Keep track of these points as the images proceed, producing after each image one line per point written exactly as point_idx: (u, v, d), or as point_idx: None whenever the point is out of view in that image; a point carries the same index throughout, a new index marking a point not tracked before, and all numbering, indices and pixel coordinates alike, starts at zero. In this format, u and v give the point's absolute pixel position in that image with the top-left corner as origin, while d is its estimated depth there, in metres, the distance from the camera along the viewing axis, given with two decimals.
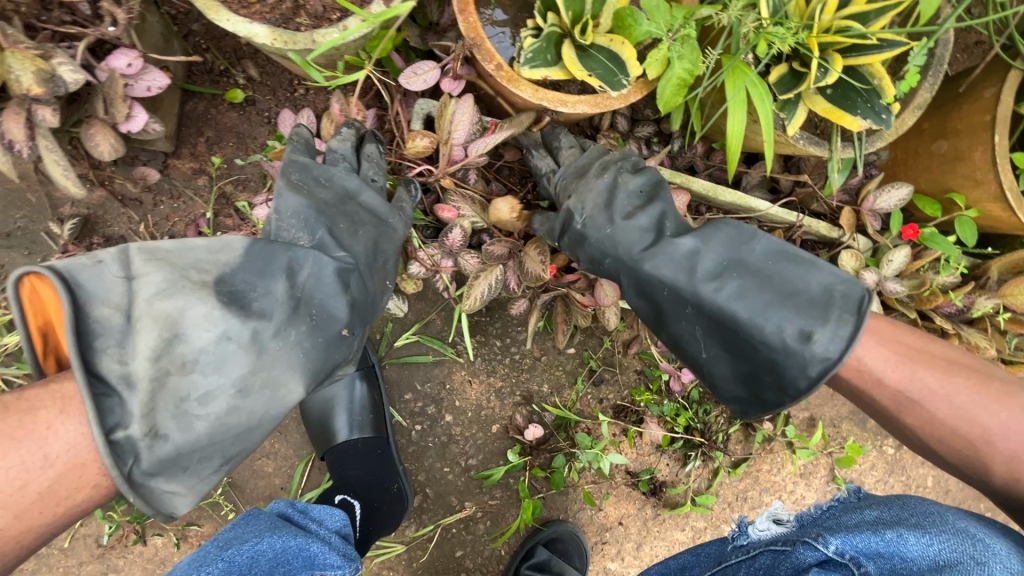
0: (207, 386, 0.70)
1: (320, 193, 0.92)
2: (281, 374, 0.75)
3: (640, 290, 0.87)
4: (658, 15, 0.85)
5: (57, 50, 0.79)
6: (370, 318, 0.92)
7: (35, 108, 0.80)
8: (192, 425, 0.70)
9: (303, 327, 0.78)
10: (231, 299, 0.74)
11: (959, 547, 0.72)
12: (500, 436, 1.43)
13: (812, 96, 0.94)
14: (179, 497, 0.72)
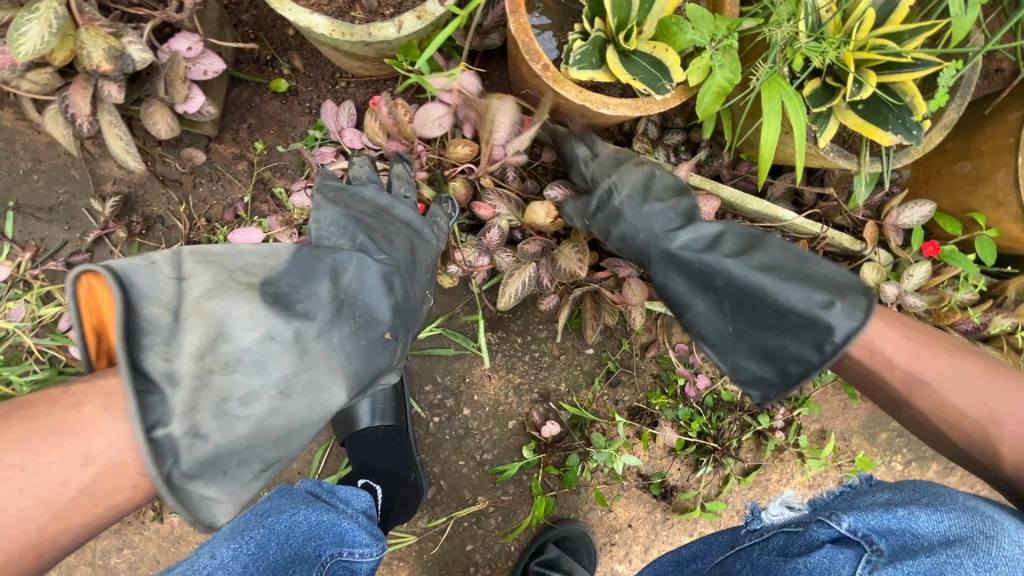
0: (250, 387, 0.70)
1: (356, 208, 0.94)
2: (327, 377, 0.75)
3: (673, 267, 0.94)
4: (702, 25, 0.88)
5: (128, 29, 0.82)
6: (412, 325, 0.92)
7: (102, 84, 0.83)
8: (233, 425, 0.69)
9: (347, 328, 0.78)
10: (275, 300, 0.74)
11: (968, 523, 0.74)
12: (517, 432, 1.44)
13: (844, 111, 0.98)
14: (218, 504, 0.70)
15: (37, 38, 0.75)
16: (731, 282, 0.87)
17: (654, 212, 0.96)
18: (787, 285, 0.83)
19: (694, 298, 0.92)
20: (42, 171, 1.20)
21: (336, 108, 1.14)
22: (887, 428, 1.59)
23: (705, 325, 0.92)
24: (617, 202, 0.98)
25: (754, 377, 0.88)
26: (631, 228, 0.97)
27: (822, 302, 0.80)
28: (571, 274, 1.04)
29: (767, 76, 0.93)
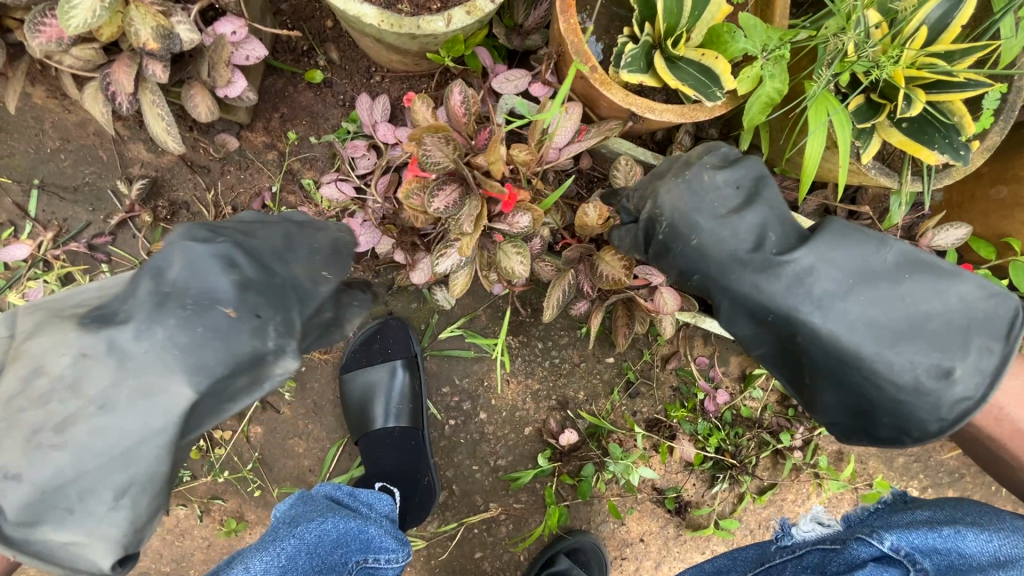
0: (67, 413, 0.64)
1: (222, 222, 0.80)
2: (155, 381, 0.65)
3: (747, 310, 0.80)
4: (755, 34, 0.86)
5: (177, 9, 0.82)
6: (298, 305, 0.75)
7: (146, 63, 0.83)
8: (53, 457, 0.63)
9: (183, 314, 0.66)
10: (93, 319, 0.68)
11: (1021, 543, 0.73)
12: (533, 439, 1.42)
13: (888, 128, 0.97)
14: (82, 548, 0.65)
15: (88, 12, 0.74)
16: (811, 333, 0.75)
17: (729, 237, 0.81)
18: (897, 343, 0.72)
19: (766, 338, 0.81)
20: (70, 151, 1.18)
21: (371, 101, 1.13)
22: (906, 452, 1.56)
23: (784, 367, 0.82)
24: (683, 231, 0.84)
25: (846, 427, 0.80)
26: (699, 258, 0.83)
27: (936, 365, 0.71)
28: (614, 280, 1.01)
29: (820, 91, 0.91)
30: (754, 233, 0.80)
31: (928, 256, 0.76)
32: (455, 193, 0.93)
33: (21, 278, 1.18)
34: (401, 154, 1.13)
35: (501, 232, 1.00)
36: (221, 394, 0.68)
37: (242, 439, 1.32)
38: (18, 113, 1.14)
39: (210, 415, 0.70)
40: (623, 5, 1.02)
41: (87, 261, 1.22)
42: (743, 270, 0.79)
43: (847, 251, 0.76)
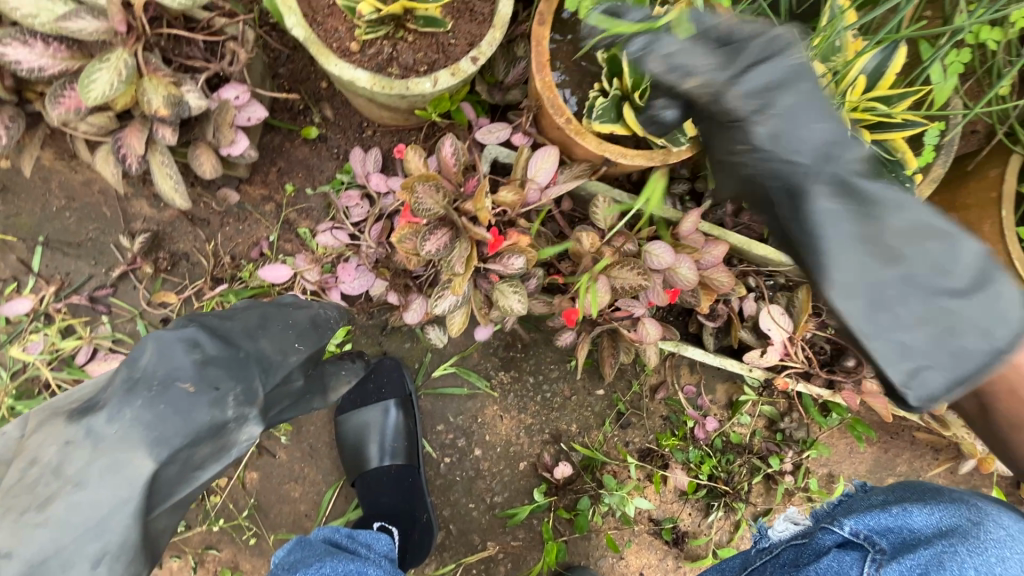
0: (51, 492, 0.75)
1: (207, 313, 0.99)
2: (125, 459, 0.76)
3: (836, 193, 0.66)
4: None
5: (186, 79, 0.91)
6: (259, 375, 0.91)
7: (156, 127, 0.91)
8: (34, 535, 0.72)
9: (150, 399, 0.79)
10: (78, 411, 0.82)
11: (953, 513, 0.92)
12: (527, 474, 1.44)
13: None
14: None
15: (106, 86, 0.82)
16: (903, 223, 0.65)
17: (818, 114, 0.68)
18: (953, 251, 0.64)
19: (856, 242, 0.64)
20: (75, 209, 1.23)
21: (364, 154, 1.20)
22: (895, 472, 1.59)
23: (863, 295, 0.63)
24: (748, 100, 0.67)
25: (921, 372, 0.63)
26: (785, 144, 0.67)
27: (985, 273, 0.64)
28: (630, 289, 1.05)
29: None
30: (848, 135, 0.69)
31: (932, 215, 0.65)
32: (445, 236, 0.98)
33: (22, 332, 1.22)
34: (392, 202, 1.20)
35: (498, 272, 1.05)
36: (187, 463, 0.81)
37: (237, 486, 1.32)
38: (28, 175, 1.20)
39: (182, 485, 0.83)
40: (594, 62, 1.12)
41: (88, 314, 1.26)
42: (833, 157, 0.67)
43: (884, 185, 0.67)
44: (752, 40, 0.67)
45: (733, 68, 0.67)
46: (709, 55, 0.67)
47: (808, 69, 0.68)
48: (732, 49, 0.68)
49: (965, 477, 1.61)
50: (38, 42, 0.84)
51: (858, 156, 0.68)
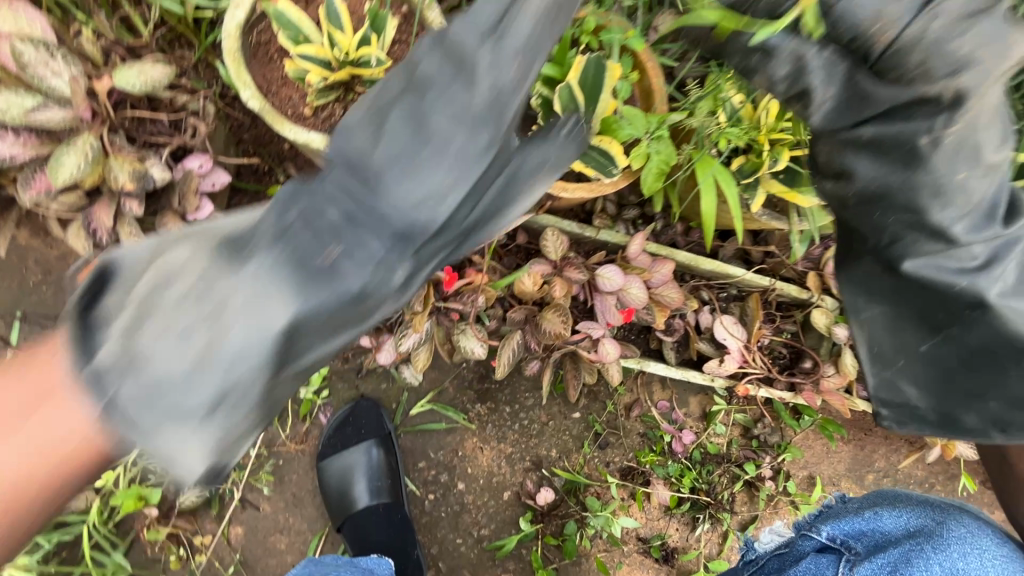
0: (178, 325, 0.65)
1: (391, 81, 0.76)
2: (248, 318, 0.65)
3: (888, 270, 0.71)
4: (637, 121, 1.04)
5: (149, 155, 1.00)
6: (393, 229, 0.70)
7: (124, 201, 0.98)
8: (148, 367, 0.64)
9: (316, 253, 0.69)
10: (225, 247, 0.69)
11: (919, 515, 1.01)
12: (512, 503, 1.45)
13: (768, 180, 1.14)
14: (185, 455, 0.65)
15: (74, 167, 0.92)
16: (930, 303, 0.70)
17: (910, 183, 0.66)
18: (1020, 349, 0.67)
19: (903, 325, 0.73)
20: (52, 282, 1.28)
21: None
22: (873, 468, 1.63)
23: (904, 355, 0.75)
24: (831, 164, 0.72)
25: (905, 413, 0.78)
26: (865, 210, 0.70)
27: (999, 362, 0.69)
28: (558, 334, 1.12)
29: (700, 155, 1.09)
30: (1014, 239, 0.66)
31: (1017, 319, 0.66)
32: None
33: None
34: None
35: (457, 311, 1.11)
36: (322, 328, 0.68)
37: (222, 542, 1.33)
38: (6, 254, 1.25)
39: (314, 342, 0.69)
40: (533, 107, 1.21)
41: None
42: (896, 236, 0.68)
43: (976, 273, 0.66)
44: (905, 132, 0.64)
45: (838, 124, 0.69)
46: (830, 112, 0.69)
47: (908, 156, 0.64)
48: (859, 101, 0.67)
49: (940, 466, 1.66)
50: (10, 133, 0.91)
51: (986, 239, 0.66)
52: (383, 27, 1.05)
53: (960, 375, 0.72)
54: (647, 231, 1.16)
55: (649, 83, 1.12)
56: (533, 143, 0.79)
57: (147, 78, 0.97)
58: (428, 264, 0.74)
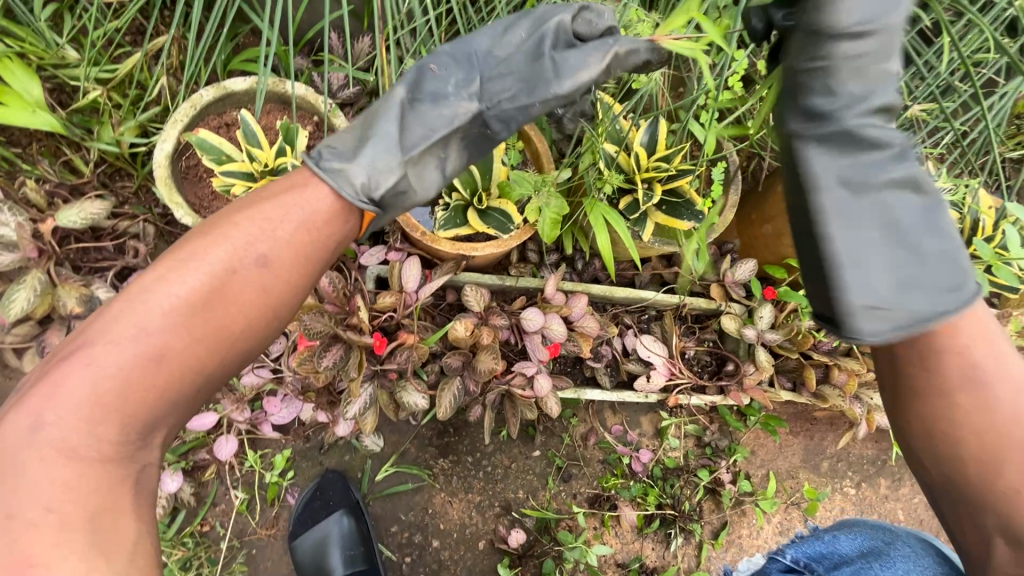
0: (369, 108, 0.97)
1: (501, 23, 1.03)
2: (395, 130, 0.93)
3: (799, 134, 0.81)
4: (525, 182, 1.20)
5: (95, 279, 1.11)
6: (499, 66, 0.99)
7: (75, 323, 1.08)
8: (374, 152, 0.90)
9: (436, 71, 0.98)
10: (372, 111, 0.95)
11: (868, 533, 1.10)
12: (488, 551, 1.49)
13: (653, 212, 1.31)
14: (349, 175, 0.88)
15: (24, 301, 1.02)
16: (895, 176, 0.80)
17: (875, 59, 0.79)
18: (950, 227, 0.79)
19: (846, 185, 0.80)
20: None
21: None
22: (826, 455, 1.73)
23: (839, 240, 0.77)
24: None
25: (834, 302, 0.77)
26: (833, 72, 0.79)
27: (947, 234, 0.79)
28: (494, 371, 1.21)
29: (589, 201, 1.24)
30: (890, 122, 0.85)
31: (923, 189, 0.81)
32: (340, 349, 1.14)
33: None
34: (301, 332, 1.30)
35: (395, 371, 1.21)
36: (418, 123, 0.94)
37: None
38: None
39: (422, 141, 0.94)
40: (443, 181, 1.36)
41: None
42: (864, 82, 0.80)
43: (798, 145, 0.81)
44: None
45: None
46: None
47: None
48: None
49: (884, 443, 1.77)
50: None
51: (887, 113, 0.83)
52: (295, 138, 1.21)
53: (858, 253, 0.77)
54: (559, 273, 1.30)
55: (536, 147, 1.29)
56: (570, 49, 0.97)
57: (88, 213, 1.09)
58: (504, 102, 0.98)
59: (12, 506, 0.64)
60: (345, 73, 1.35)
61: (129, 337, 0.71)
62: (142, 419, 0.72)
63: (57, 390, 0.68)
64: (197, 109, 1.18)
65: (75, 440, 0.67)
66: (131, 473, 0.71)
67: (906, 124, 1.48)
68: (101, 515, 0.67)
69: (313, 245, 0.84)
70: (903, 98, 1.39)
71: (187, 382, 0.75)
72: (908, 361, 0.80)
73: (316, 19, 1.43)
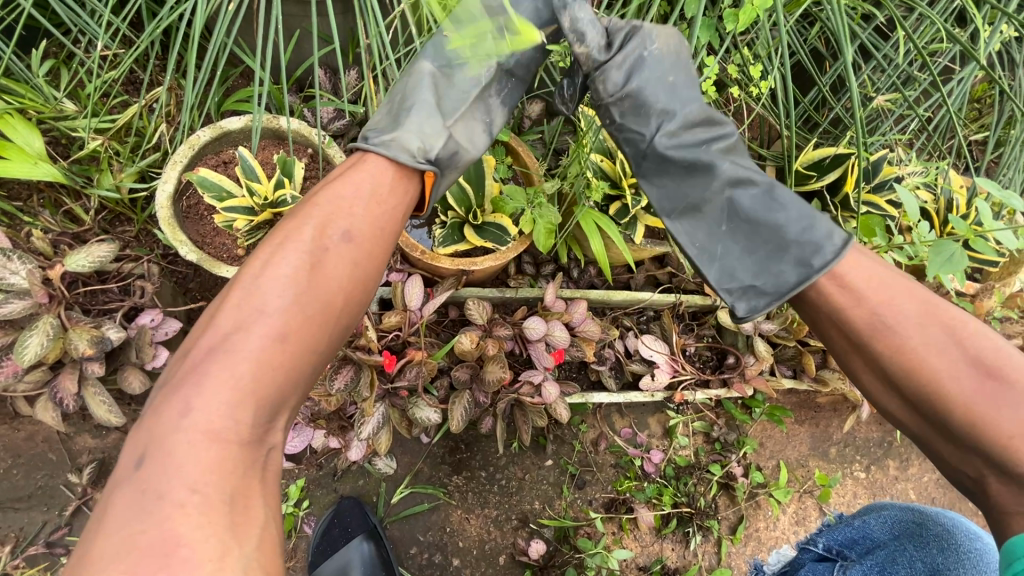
0: (398, 92, 1.07)
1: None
2: (432, 98, 1.05)
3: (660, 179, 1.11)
4: (517, 196, 1.25)
5: (105, 321, 1.12)
6: None
7: (86, 365, 1.10)
8: (421, 122, 1.02)
9: (448, 48, 1.10)
10: (401, 94, 1.06)
11: (899, 515, 1.10)
12: (509, 565, 1.49)
13: (643, 215, 1.35)
14: (404, 143, 0.98)
15: (38, 346, 1.04)
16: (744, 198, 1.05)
17: (658, 106, 1.08)
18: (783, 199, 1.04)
19: (682, 197, 1.09)
20: (21, 463, 1.32)
21: None
22: (834, 442, 1.75)
23: (703, 256, 1.07)
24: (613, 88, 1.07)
25: (720, 287, 1.05)
26: (631, 121, 1.10)
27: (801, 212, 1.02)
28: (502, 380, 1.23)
29: (581, 209, 1.28)
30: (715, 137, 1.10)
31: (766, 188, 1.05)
32: (350, 371, 1.17)
33: None
34: None
35: (405, 388, 1.23)
36: (452, 86, 1.08)
37: None
38: None
39: (459, 107, 1.07)
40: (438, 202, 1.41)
41: (48, 558, 1.30)
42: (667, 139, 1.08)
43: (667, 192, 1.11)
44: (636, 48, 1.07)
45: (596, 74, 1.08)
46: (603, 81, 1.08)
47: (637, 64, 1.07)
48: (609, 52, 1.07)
49: (889, 425, 1.80)
50: None
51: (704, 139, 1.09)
52: (292, 170, 1.25)
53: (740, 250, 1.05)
54: (557, 280, 1.33)
55: (525, 162, 1.34)
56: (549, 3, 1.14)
57: (95, 256, 1.11)
58: (521, 48, 1.14)
59: (160, 487, 0.64)
60: (336, 107, 1.41)
61: (253, 322, 0.75)
62: (271, 397, 0.74)
63: (200, 379, 0.71)
64: (194, 150, 1.21)
65: (220, 421, 0.69)
66: (260, 456, 0.72)
67: (874, 115, 1.55)
68: (235, 496, 0.67)
69: (386, 222, 0.90)
70: (867, 90, 1.47)
71: (308, 358, 0.77)
72: (830, 330, 0.95)
73: (304, 57, 1.48)
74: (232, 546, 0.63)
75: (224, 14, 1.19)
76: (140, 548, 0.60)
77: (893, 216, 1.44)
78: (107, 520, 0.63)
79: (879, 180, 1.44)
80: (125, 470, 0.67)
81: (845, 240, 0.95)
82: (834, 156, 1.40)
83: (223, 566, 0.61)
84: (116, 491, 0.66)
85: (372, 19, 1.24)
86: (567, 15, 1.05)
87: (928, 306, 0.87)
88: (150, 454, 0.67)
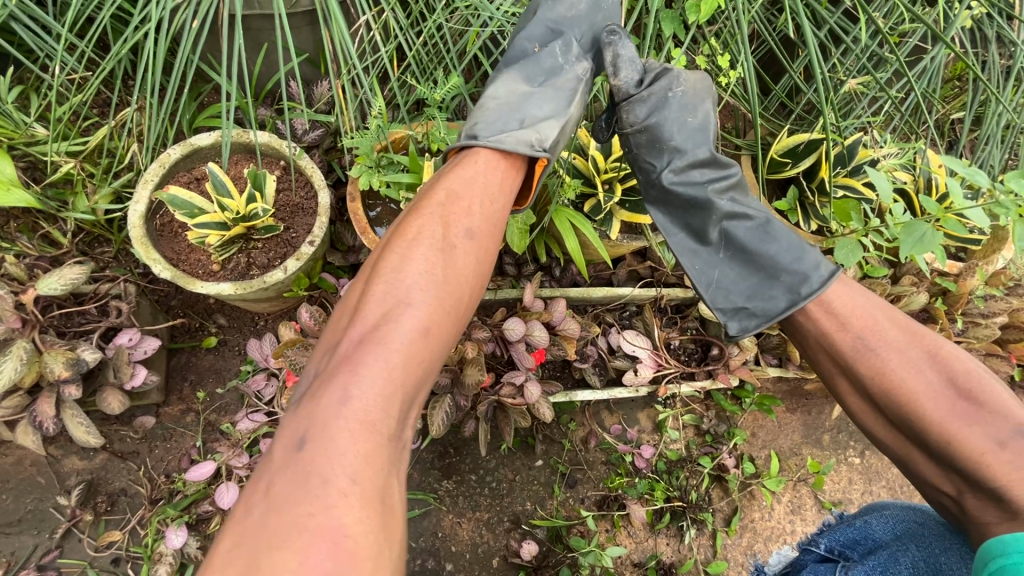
0: (496, 98, 1.10)
1: (557, 11, 1.22)
2: (536, 99, 1.11)
3: (659, 206, 1.18)
4: None
5: (81, 342, 1.13)
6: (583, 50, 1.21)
7: (63, 388, 1.10)
8: (535, 122, 1.07)
9: (538, 58, 1.16)
10: (499, 99, 1.10)
11: (899, 515, 1.08)
12: (503, 567, 1.48)
13: (618, 210, 1.34)
14: (525, 137, 1.02)
15: (12, 370, 1.06)
16: (738, 227, 1.11)
17: (671, 144, 1.14)
18: (777, 232, 1.09)
19: (687, 225, 1.16)
20: (11, 488, 1.33)
21: (260, 341, 1.34)
22: (826, 429, 1.74)
23: (700, 275, 1.14)
24: (636, 121, 1.15)
25: (715, 306, 1.13)
26: (646, 152, 1.17)
27: (795, 242, 1.07)
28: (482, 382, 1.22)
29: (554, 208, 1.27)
30: (717, 168, 1.15)
31: (762, 220, 1.10)
32: None
33: None
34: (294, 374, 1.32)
35: None
36: (554, 87, 1.14)
37: None
38: None
39: (563, 106, 1.12)
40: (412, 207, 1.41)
41: None
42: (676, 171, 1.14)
43: (663, 219, 1.18)
44: (665, 84, 1.14)
45: (629, 104, 1.15)
46: (631, 112, 1.15)
47: (665, 96, 1.14)
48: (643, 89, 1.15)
49: None
50: None
51: (704, 173, 1.14)
52: (264, 183, 1.24)
53: (736, 273, 1.12)
54: (535, 282, 1.33)
55: None
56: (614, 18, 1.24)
57: (67, 279, 1.11)
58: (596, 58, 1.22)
59: (325, 471, 0.65)
60: (307, 119, 1.41)
61: (401, 314, 0.76)
62: (414, 389, 0.76)
63: (358, 368, 0.72)
64: (166, 167, 1.23)
65: (374, 412, 0.70)
66: (401, 448, 0.73)
67: (847, 99, 1.55)
68: (383, 489, 0.68)
69: (499, 221, 0.92)
70: (839, 75, 1.47)
71: (439, 358, 0.79)
72: (817, 351, 1.00)
73: (274, 71, 1.49)
74: (384, 546, 0.64)
75: (187, 31, 1.19)
76: (309, 530, 0.61)
77: (870, 199, 1.43)
78: (276, 502, 0.64)
79: (855, 164, 1.44)
80: (287, 452, 0.68)
81: (832, 272, 1.00)
82: (808, 142, 1.40)
83: (379, 565, 0.63)
84: (278, 475, 0.66)
85: (337, 29, 1.24)
86: (610, 52, 1.16)
87: (911, 331, 0.91)
88: (312, 437, 0.68)
